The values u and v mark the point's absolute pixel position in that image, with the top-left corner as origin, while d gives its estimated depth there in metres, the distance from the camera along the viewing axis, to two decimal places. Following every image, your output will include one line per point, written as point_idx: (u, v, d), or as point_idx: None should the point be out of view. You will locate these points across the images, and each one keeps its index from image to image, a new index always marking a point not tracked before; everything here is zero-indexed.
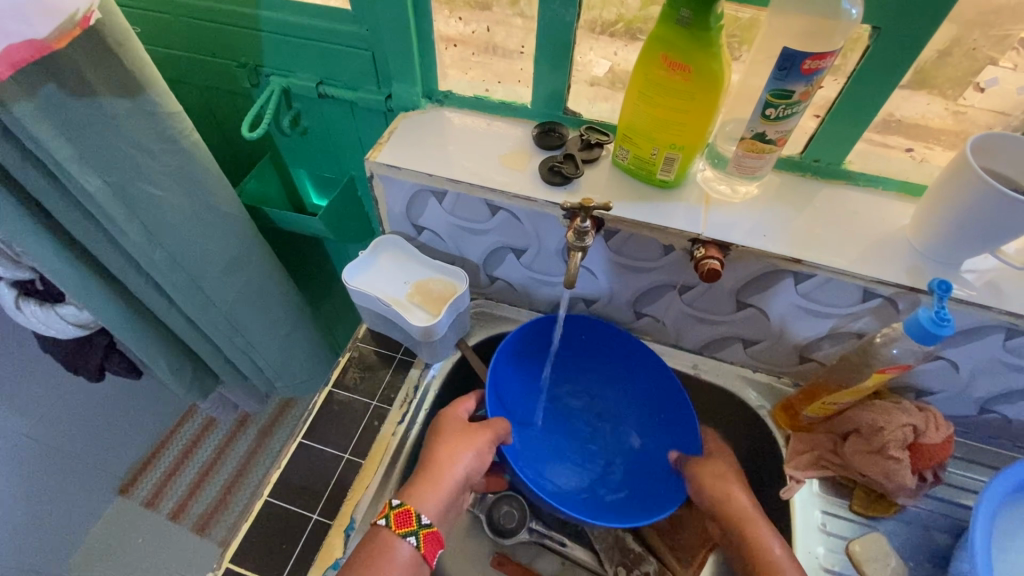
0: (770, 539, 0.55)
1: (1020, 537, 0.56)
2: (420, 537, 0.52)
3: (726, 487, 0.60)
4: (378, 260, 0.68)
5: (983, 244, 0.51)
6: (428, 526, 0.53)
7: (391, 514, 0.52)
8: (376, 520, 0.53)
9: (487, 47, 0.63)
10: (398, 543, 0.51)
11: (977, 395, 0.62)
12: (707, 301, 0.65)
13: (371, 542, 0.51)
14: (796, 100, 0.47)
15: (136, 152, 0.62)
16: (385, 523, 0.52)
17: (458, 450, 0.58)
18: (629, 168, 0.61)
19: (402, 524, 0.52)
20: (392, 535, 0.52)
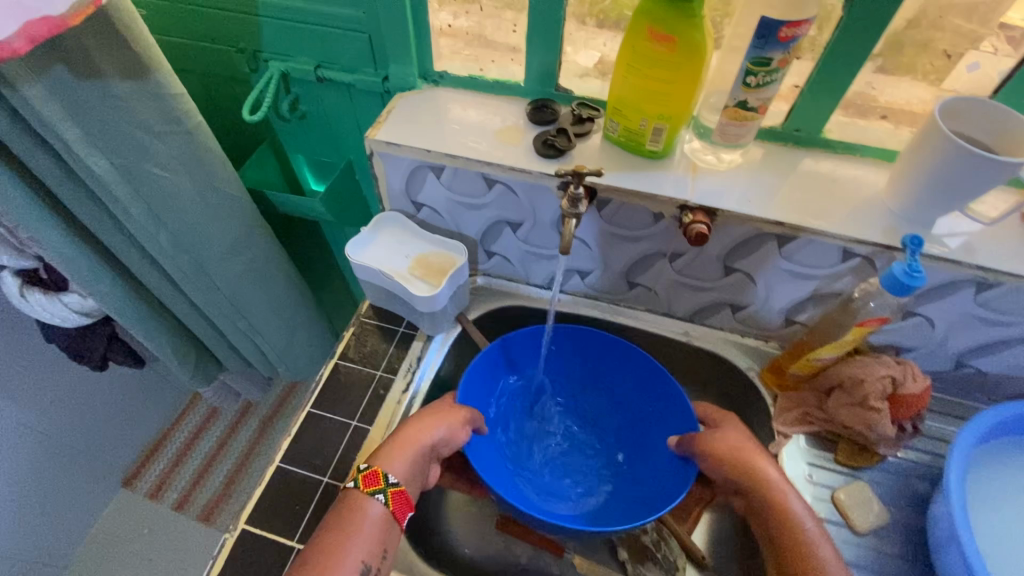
0: (801, 512, 0.56)
1: (994, 481, 0.59)
2: (388, 495, 0.54)
3: (752, 459, 0.60)
4: (379, 236, 0.71)
5: (953, 202, 0.54)
6: (395, 485, 0.54)
7: (359, 476, 0.55)
8: (347, 484, 0.55)
9: (478, 40, 0.68)
10: (369, 501, 0.54)
11: (954, 350, 0.65)
12: (697, 268, 0.68)
13: (346, 501, 0.54)
14: (775, 67, 0.50)
15: (142, 133, 0.64)
16: (354, 485, 0.55)
17: (429, 424, 0.59)
18: (619, 140, 0.63)
19: (369, 483, 0.54)
20: (362, 494, 0.54)
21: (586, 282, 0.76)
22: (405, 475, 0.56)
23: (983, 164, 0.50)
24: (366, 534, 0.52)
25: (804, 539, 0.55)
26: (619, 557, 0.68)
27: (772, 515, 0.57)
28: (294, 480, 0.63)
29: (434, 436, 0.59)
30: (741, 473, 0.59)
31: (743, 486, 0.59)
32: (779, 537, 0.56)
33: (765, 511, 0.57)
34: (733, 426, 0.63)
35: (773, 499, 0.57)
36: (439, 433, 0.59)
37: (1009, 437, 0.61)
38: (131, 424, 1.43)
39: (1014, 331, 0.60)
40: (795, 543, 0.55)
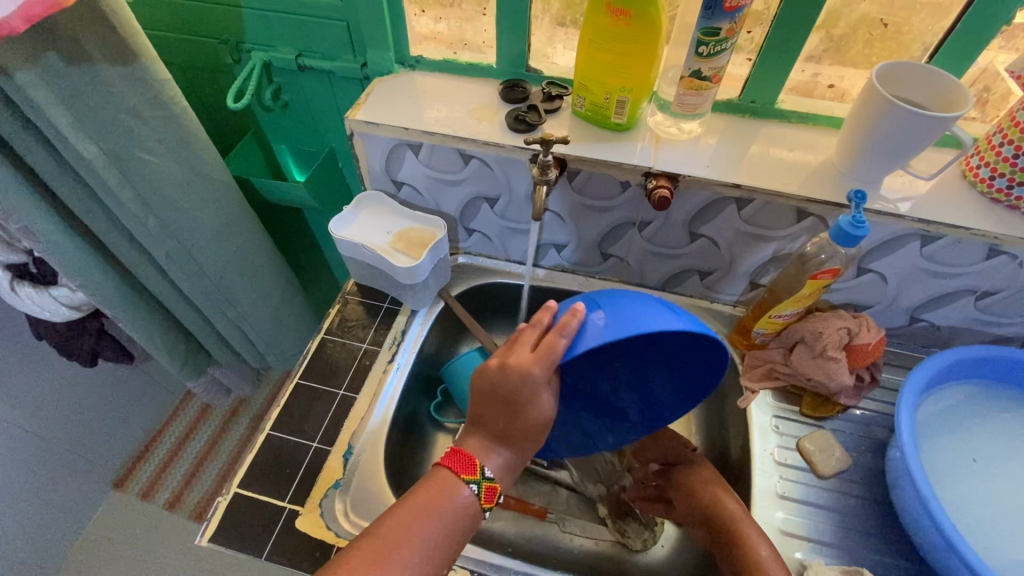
0: (758, 541, 0.55)
1: (941, 423, 0.63)
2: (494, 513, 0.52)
3: (709, 489, 0.61)
4: (361, 214, 0.74)
5: (894, 160, 0.59)
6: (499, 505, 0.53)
7: (484, 483, 0.51)
8: (464, 478, 0.51)
9: (458, 43, 0.73)
10: (467, 498, 0.51)
11: (907, 305, 0.70)
12: (664, 236, 0.71)
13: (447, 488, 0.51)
14: (724, 36, 0.54)
15: (129, 117, 0.67)
16: (477, 489, 0.51)
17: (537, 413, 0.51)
18: (587, 115, 0.67)
19: (487, 498, 0.52)
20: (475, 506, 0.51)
21: (563, 255, 0.80)
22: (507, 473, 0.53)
23: (919, 122, 0.53)
24: (454, 518, 0.49)
25: (762, 572, 0.53)
26: (599, 513, 0.72)
27: (731, 544, 0.56)
28: (285, 446, 0.65)
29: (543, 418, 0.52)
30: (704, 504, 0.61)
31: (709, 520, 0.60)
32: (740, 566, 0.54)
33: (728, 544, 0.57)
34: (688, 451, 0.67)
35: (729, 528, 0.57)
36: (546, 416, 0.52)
37: (951, 382, 0.65)
38: (122, 424, 1.44)
39: (959, 283, 0.65)
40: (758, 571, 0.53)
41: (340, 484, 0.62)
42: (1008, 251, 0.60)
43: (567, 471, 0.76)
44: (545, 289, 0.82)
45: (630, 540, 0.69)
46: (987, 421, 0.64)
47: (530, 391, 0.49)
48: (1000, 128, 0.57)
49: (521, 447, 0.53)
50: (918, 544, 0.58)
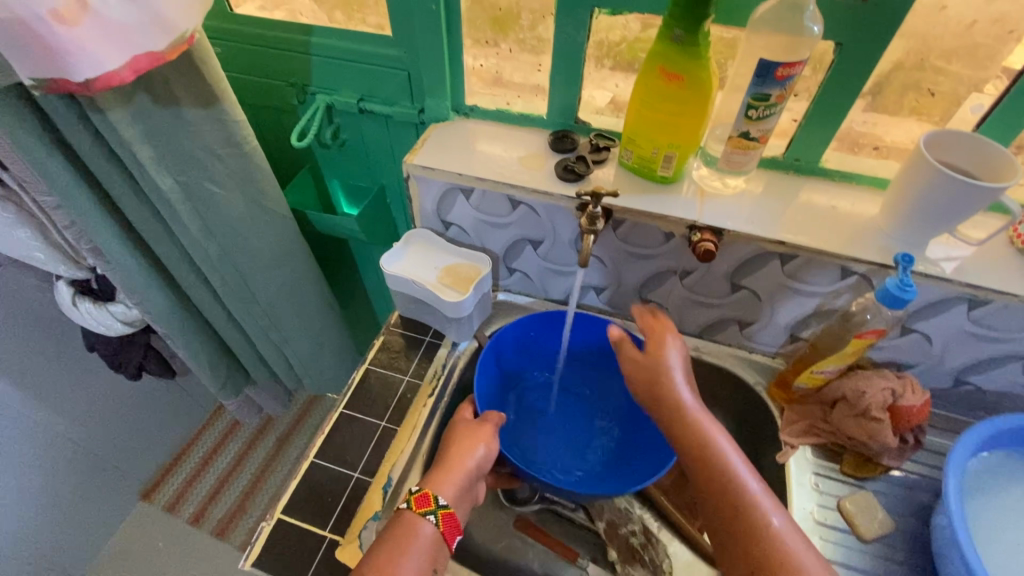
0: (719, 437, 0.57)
1: (989, 492, 0.62)
2: (439, 516, 0.57)
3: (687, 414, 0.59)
4: (409, 250, 0.77)
5: (941, 225, 0.59)
6: (445, 507, 0.58)
7: (411, 498, 0.58)
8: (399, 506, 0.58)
9: (497, 86, 0.76)
10: (421, 523, 0.56)
11: (952, 367, 0.69)
12: (705, 286, 0.73)
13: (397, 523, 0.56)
14: (773, 101, 0.57)
15: (204, 155, 0.71)
16: (407, 506, 0.57)
17: (469, 446, 0.63)
18: (633, 167, 0.70)
19: (422, 505, 0.57)
20: (415, 515, 0.57)
21: (602, 298, 0.82)
22: (454, 496, 0.59)
23: (966, 188, 0.54)
24: (410, 544, 0.55)
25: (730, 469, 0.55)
26: (610, 558, 0.71)
27: (703, 465, 0.56)
28: (326, 474, 0.67)
29: (477, 458, 0.62)
30: (677, 425, 0.58)
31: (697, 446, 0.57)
32: (725, 504, 0.53)
33: (711, 480, 0.55)
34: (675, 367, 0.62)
35: (717, 462, 0.55)
36: (480, 455, 0.62)
37: (1000, 450, 0.64)
38: (155, 436, 1.48)
39: (1006, 348, 0.64)
40: (750, 516, 0.52)
41: (379, 516, 0.63)
42: None
43: (582, 510, 0.75)
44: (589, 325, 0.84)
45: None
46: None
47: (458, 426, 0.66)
48: None
49: (453, 469, 0.60)
50: None
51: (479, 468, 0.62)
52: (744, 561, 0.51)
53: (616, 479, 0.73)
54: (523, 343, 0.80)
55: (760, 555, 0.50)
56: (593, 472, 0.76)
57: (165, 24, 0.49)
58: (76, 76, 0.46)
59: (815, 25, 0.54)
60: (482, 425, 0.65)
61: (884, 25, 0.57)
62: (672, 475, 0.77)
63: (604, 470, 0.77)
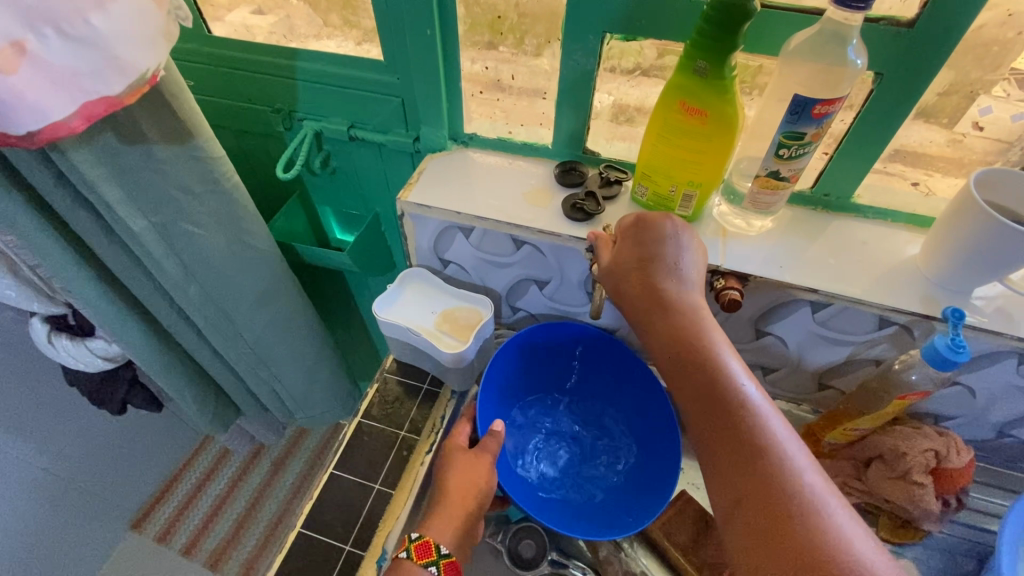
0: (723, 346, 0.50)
1: None
2: (440, 567, 0.53)
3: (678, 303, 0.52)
4: (404, 292, 0.70)
5: (992, 274, 0.54)
6: (447, 555, 0.54)
7: (411, 546, 0.54)
8: (397, 555, 0.54)
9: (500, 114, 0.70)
10: (421, 574, 0.52)
11: (995, 420, 0.63)
12: (726, 330, 0.67)
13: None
14: (808, 140, 0.51)
15: (179, 193, 0.65)
16: (406, 556, 0.53)
17: (467, 479, 0.59)
18: (648, 204, 0.64)
19: (423, 554, 0.53)
20: (415, 566, 0.53)
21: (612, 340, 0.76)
22: (455, 539, 0.55)
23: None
24: None
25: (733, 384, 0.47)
26: None
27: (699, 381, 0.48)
28: (315, 545, 0.62)
29: (472, 488, 0.58)
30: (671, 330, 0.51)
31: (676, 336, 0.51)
32: (710, 391, 0.47)
33: (694, 366, 0.49)
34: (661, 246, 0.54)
35: (703, 349, 0.49)
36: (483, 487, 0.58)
37: None
38: (144, 465, 1.42)
39: None
40: (737, 408, 0.46)
41: None
42: None
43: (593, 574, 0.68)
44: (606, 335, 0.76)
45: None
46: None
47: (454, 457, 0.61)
48: None
49: (450, 508, 0.57)
50: None
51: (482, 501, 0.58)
52: (721, 443, 0.45)
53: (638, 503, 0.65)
54: (530, 356, 0.74)
55: (747, 442, 0.44)
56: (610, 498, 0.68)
57: (119, 65, 0.43)
58: (16, 129, 0.41)
59: (859, 58, 0.48)
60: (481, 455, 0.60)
61: (932, 56, 0.51)
62: (689, 530, 0.68)
63: (621, 493, 0.69)
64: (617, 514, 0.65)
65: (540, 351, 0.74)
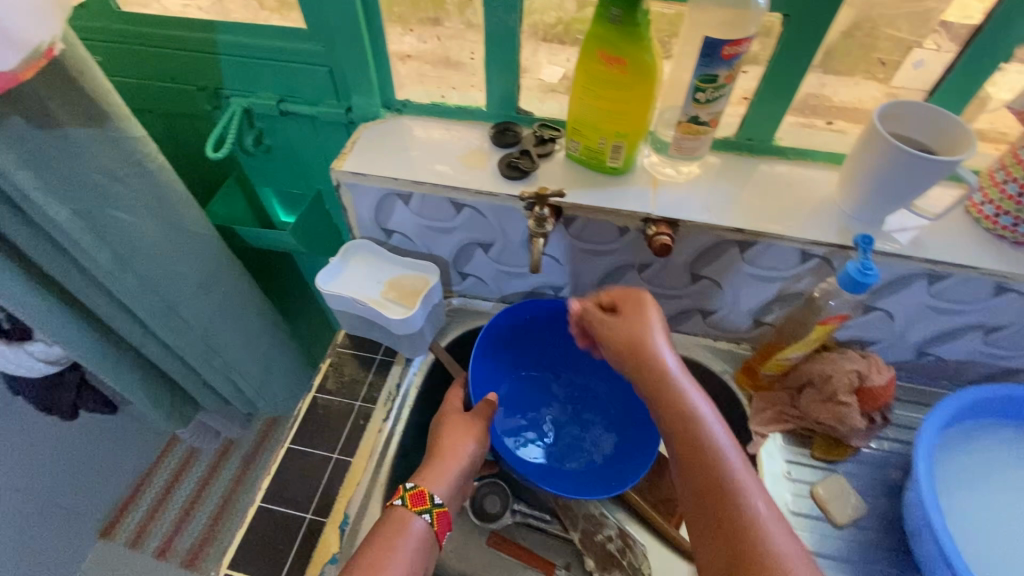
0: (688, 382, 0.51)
1: (959, 468, 0.61)
2: (433, 515, 0.56)
3: (648, 344, 0.53)
4: (349, 265, 0.70)
5: (899, 202, 0.57)
6: (439, 505, 0.57)
7: (406, 494, 0.56)
8: (391, 502, 0.56)
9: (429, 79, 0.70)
10: (415, 520, 0.55)
11: (915, 340, 0.68)
12: (665, 278, 0.69)
13: (390, 521, 0.54)
14: (721, 83, 0.53)
15: (103, 178, 0.63)
16: (401, 502, 0.56)
17: (461, 438, 0.62)
18: (581, 159, 0.65)
19: (416, 502, 0.56)
20: (408, 512, 0.55)
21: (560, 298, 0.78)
22: (447, 491, 0.59)
23: (924, 165, 0.52)
24: (409, 546, 0.53)
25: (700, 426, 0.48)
26: (587, 566, 0.68)
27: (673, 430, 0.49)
28: (276, 518, 0.62)
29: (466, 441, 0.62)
30: (642, 373, 0.52)
31: (653, 386, 0.52)
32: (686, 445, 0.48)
33: (666, 407, 0.50)
34: (662, 340, 0.53)
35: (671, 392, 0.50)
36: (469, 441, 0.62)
37: (964, 425, 0.63)
38: (106, 472, 1.38)
39: (967, 318, 0.63)
40: (706, 452, 0.47)
41: (337, 559, 0.60)
42: (1016, 288, 0.59)
43: (556, 521, 0.72)
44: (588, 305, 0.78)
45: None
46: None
47: (449, 420, 0.65)
48: (1003, 164, 0.57)
49: (442, 462, 0.60)
50: None
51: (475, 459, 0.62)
52: (700, 491, 0.46)
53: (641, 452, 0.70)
54: (512, 339, 0.76)
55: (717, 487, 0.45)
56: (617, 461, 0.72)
57: (9, 37, 0.42)
58: None
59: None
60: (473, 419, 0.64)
61: None
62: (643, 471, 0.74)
63: (624, 451, 0.72)
64: (627, 471, 0.69)
65: (518, 334, 0.76)
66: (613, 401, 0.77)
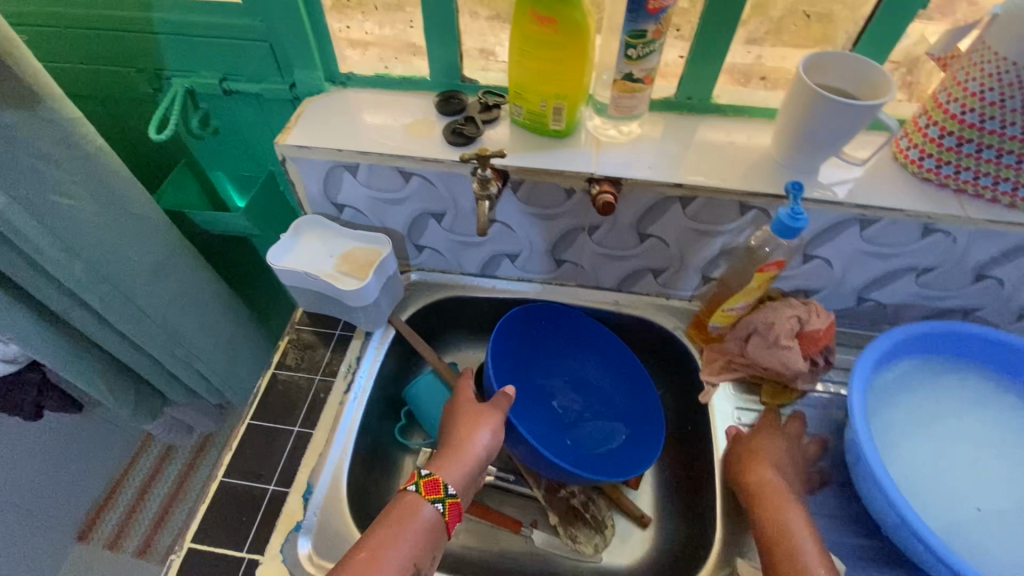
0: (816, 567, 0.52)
1: (887, 406, 0.65)
2: (445, 506, 0.56)
3: (767, 490, 0.59)
4: (300, 240, 0.70)
5: (828, 150, 0.59)
6: (452, 496, 0.57)
7: (420, 481, 0.57)
8: (404, 486, 0.57)
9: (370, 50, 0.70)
10: (426, 507, 0.55)
11: (854, 286, 0.71)
12: (614, 239, 0.71)
13: (402, 504, 0.56)
14: (651, 38, 0.54)
15: (40, 161, 0.63)
16: (414, 489, 0.56)
17: (475, 429, 0.61)
18: (525, 123, 0.66)
19: (431, 491, 0.56)
20: (420, 499, 0.56)
21: (517, 266, 0.79)
22: (461, 482, 0.59)
23: (849, 111, 0.54)
24: (418, 537, 0.54)
25: None
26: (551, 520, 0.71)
27: (772, 528, 0.56)
28: (239, 492, 0.63)
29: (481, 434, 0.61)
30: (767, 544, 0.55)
31: (758, 506, 0.58)
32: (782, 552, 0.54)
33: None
34: (775, 473, 0.60)
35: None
36: (484, 435, 0.61)
37: (890, 364, 0.67)
38: (82, 477, 1.35)
39: (900, 261, 0.66)
40: None
41: (302, 525, 0.60)
42: (942, 229, 0.62)
43: (521, 481, 0.73)
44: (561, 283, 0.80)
45: (582, 546, 0.69)
46: (955, 397, 0.66)
47: (464, 412, 0.64)
48: (926, 110, 0.60)
49: (458, 454, 0.60)
50: (883, 524, 0.59)
51: (489, 451, 0.61)
52: None
53: (652, 425, 0.73)
54: (515, 342, 0.76)
55: None
56: (634, 440, 0.74)
57: None
58: None
59: None
60: (489, 409, 0.63)
61: None
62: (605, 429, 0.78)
63: (637, 431, 0.75)
64: (647, 448, 0.71)
65: (518, 333, 0.76)
66: (617, 391, 0.79)
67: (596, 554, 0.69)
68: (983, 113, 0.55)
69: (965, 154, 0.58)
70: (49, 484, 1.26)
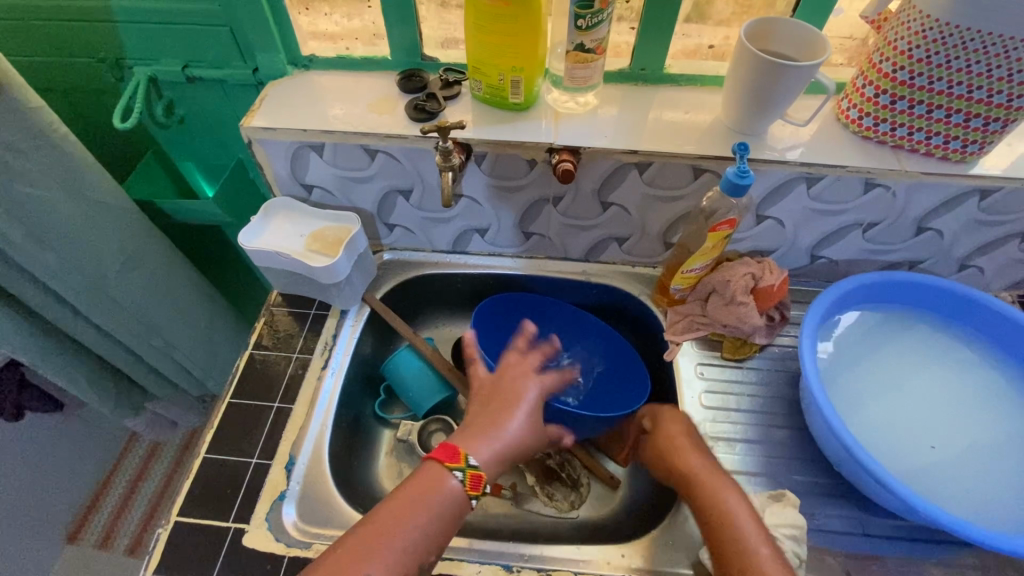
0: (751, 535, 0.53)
1: (834, 359, 0.68)
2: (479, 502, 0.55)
3: (690, 474, 0.59)
4: (272, 223, 0.72)
5: (772, 113, 0.62)
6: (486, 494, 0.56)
7: (469, 472, 0.54)
8: (451, 469, 0.54)
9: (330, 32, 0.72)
10: (459, 495, 0.54)
11: (807, 245, 0.75)
12: (578, 208, 0.74)
13: (436, 482, 0.54)
14: (598, 8, 0.56)
15: (5, 151, 0.63)
16: (462, 477, 0.54)
17: (513, 410, 0.60)
18: (485, 98, 0.68)
19: (474, 486, 0.54)
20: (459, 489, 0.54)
21: (487, 240, 0.81)
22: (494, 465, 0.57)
23: (791, 74, 0.57)
24: (442, 522, 0.52)
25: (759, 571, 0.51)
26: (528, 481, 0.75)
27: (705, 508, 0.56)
28: (223, 467, 0.65)
29: (519, 422, 0.60)
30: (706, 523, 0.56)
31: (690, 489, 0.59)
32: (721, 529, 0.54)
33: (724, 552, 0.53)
34: (696, 456, 0.61)
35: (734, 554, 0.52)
36: (523, 418, 0.60)
37: (834, 319, 0.71)
38: (67, 480, 1.35)
39: (846, 218, 0.70)
40: None
41: (286, 495, 0.62)
42: (882, 183, 0.65)
43: None
44: (532, 256, 0.83)
45: (558, 503, 0.74)
46: (899, 348, 0.69)
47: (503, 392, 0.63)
48: (862, 71, 0.64)
49: (499, 437, 0.58)
50: (837, 462, 0.63)
51: (521, 448, 0.59)
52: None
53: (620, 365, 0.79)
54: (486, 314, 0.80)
55: None
56: (608, 383, 0.79)
57: None
58: None
59: None
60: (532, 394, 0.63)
61: None
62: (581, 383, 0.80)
63: (607, 376, 0.80)
64: (627, 388, 0.77)
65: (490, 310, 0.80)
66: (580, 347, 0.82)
67: (573, 509, 0.74)
68: (912, 70, 0.58)
69: (899, 111, 0.61)
70: (33, 486, 1.25)
